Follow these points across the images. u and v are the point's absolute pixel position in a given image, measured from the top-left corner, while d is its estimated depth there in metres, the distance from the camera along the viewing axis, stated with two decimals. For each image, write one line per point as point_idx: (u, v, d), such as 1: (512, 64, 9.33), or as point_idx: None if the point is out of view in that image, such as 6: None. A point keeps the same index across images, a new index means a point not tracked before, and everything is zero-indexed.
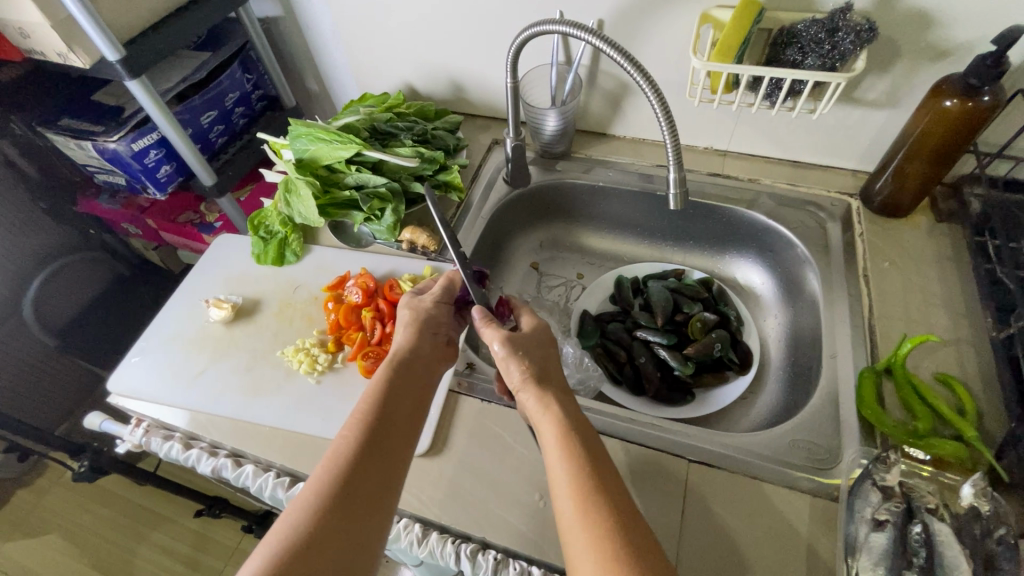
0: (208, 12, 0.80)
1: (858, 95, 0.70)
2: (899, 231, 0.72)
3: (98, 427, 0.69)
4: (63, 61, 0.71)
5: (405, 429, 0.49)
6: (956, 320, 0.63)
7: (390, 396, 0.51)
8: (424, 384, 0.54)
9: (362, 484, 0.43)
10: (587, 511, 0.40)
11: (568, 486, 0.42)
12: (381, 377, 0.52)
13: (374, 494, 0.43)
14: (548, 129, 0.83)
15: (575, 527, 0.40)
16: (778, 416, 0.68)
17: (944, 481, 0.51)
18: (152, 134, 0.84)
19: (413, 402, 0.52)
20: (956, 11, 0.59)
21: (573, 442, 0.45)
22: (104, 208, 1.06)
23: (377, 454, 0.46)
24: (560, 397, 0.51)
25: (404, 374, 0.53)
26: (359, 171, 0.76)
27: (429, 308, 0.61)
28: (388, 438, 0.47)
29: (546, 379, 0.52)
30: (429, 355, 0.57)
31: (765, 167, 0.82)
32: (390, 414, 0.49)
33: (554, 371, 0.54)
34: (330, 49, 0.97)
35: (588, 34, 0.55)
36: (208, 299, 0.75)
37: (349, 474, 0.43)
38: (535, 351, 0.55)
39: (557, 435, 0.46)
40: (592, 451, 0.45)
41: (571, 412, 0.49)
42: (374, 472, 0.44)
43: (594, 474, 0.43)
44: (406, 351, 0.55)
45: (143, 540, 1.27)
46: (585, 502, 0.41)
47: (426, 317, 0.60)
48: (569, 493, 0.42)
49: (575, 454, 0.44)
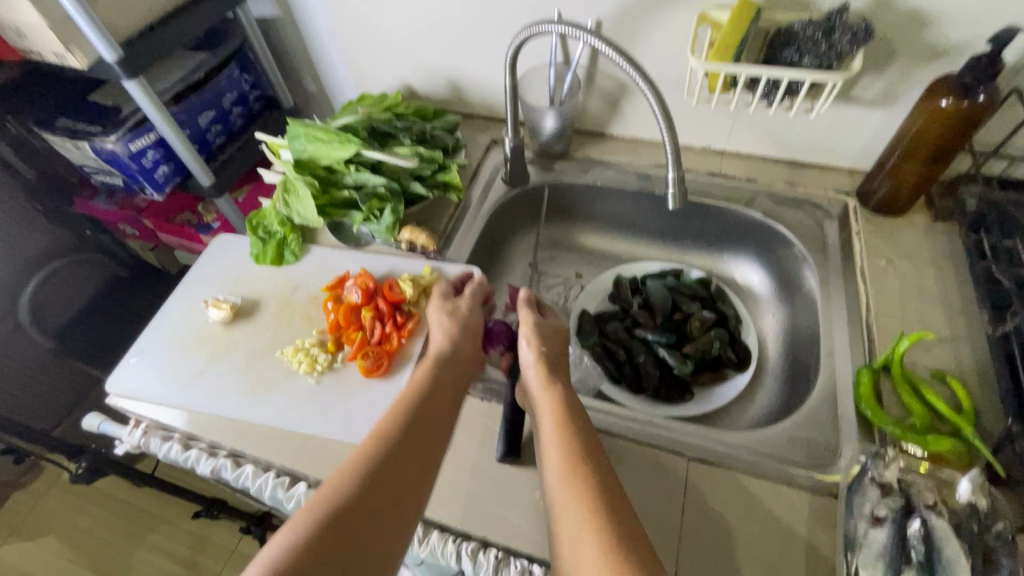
0: (206, 12, 0.80)
1: (855, 94, 0.70)
2: (896, 229, 0.72)
3: (97, 428, 0.68)
4: (61, 61, 0.70)
5: (439, 427, 0.49)
6: (953, 318, 0.63)
7: (424, 396, 0.51)
8: (461, 385, 0.55)
9: (393, 478, 0.44)
10: (575, 476, 0.42)
11: (560, 458, 0.44)
12: (418, 377, 0.53)
13: (403, 486, 0.44)
14: (546, 129, 0.83)
15: (562, 495, 0.41)
16: (777, 414, 0.68)
17: (940, 476, 0.50)
18: (149, 134, 0.84)
19: (446, 401, 0.52)
20: (951, 10, 0.60)
21: (569, 424, 0.47)
22: (100, 209, 1.06)
23: (409, 448, 0.46)
24: (563, 383, 0.53)
25: (439, 374, 0.54)
26: (357, 170, 0.75)
27: (465, 315, 0.62)
28: (420, 434, 0.48)
29: (554, 365, 0.55)
30: (467, 358, 0.58)
31: (763, 166, 0.83)
32: (422, 411, 0.49)
33: (563, 364, 0.57)
34: (327, 48, 0.97)
35: (587, 34, 0.55)
36: (207, 300, 0.75)
37: (379, 465, 0.44)
38: (552, 343, 0.58)
39: (556, 414, 0.48)
40: (586, 432, 0.47)
41: (571, 398, 0.51)
42: (402, 466, 0.45)
43: (586, 452, 0.44)
44: (445, 352, 0.57)
45: (141, 542, 1.27)
46: (576, 470, 0.43)
47: (463, 323, 0.61)
48: (560, 463, 0.44)
49: (572, 433, 0.46)
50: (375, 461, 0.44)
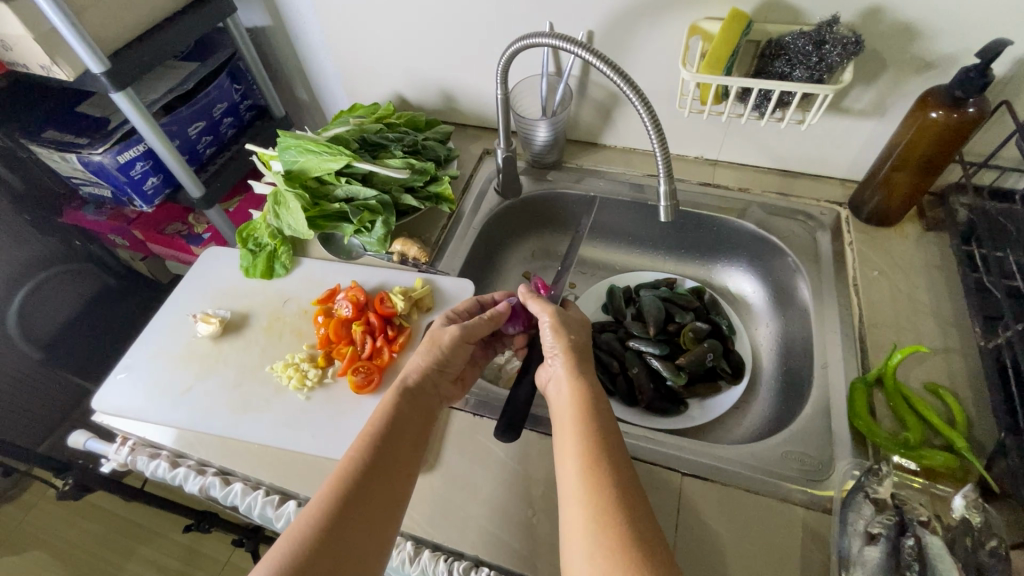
0: (195, 23, 0.80)
1: (846, 105, 0.70)
2: (888, 240, 0.72)
3: (82, 446, 0.67)
4: (47, 74, 0.70)
5: (410, 451, 0.50)
6: (945, 329, 0.63)
7: (395, 420, 0.51)
8: (425, 415, 0.54)
9: (368, 502, 0.44)
10: (586, 457, 0.43)
11: (574, 442, 0.44)
12: (388, 404, 0.52)
13: (378, 511, 0.44)
14: (539, 140, 0.83)
15: (575, 478, 0.42)
16: (772, 426, 0.67)
17: (935, 492, 0.51)
18: (138, 146, 0.83)
19: (416, 427, 0.52)
20: (940, 24, 0.60)
21: (584, 410, 0.47)
22: (90, 220, 1.05)
23: (383, 472, 0.47)
24: (586, 368, 0.52)
25: (411, 399, 0.54)
26: (349, 183, 0.75)
27: (447, 347, 0.57)
28: (394, 460, 0.48)
29: (578, 350, 0.54)
30: (434, 389, 0.56)
31: (755, 176, 0.83)
32: (396, 436, 0.50)
33: (589, 353, 0.56)
34: (319, 58, 0.97)
35: (578, 47, 0.55)
36: (196, 314, 0.74)
37: (353, 490, 0.44)
38: (580, 331, 0.57)
39: (572, 400, 0.49)
40: (604, 423, 0.46)
41: (592, 381, 0.51)
42: (380, 480, 0.46)
43: (598, 437, 0.44)
44: (413, 381, 0.55)
45: (131, 556, 1.25)
46: (588, 453, 0.43)
47: (442, 354, 0.57)
48: (575, 447, 0.44)
49: (585, 417, 0.46)
50: (351, 486, 0.45)
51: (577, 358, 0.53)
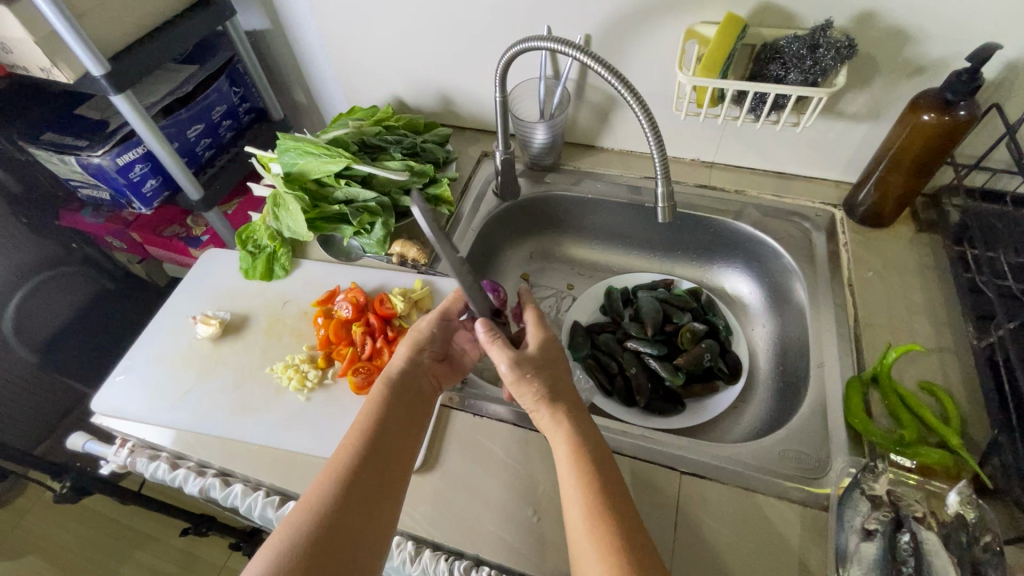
0: (195, 26, 0.80)
1: (840, 108, 0.72)
2: (882, 241, 0.73)
3: (81, 448, 0.67)
4: (47, 76, 0.70)
5: (403, 450, 0.50)
6: (939, 328, 0.64)
7: (386, 418, 0.51)
8: (415, 410, 0.54)
9: (364, 500, 0.44)
10: (598, 535, 0.42)
11: (583, 515, 0.43)
12: (376, 402, 0.52)
13: (374, 510, 0.45)
14: (537, 143, 0.84)
15: (590, 555, 0.41)
16: (769, 426, 0.68)
17: (930, 488, 0.51)
18: (137, 148, 0.83)
19: (406, 425, 0.52)
20: (932, 28, 0.61)
21: (590, 474, 0.46)
22: (87, 222, 1.05)
23: (378, 471, 0.47)
24: (573, 417, 0.51)
25: (399, 396, 0.54)
26: (348, 185, 0.76)
27: (426, 328, 0.60)
28: (388, 460, 0.48)
29: (556, 397, 0.52)
30: (422, 380, 0.57)
31: (751, 178, 0.84)
32: (389, 434, 0.50)
33: (574, 395, 0.53)
34: (318, 61, 0.97)
35: (575, 51, 0.56)
36: (195, 316, 0.74)
37: (349, 489, 0.44)
38: (557, 371, 0.54)
39: (574, 462, 0.47)
40: (606, 471, 0.47)
41: (592, 438, 0.49)
42: (376, 479, 0.46)
43: (609, 506, 0.44)
44: (399, 372, 0.56)
45: (127, 560, 1.24)
46: (596, 526, 0.42)
47: (424, 337, 0.59)
48: (582, 518, 0.43)
49: (591, 484, 0.45)
50: (346, 485, 0.45)
51: (561, 410, 0.51)
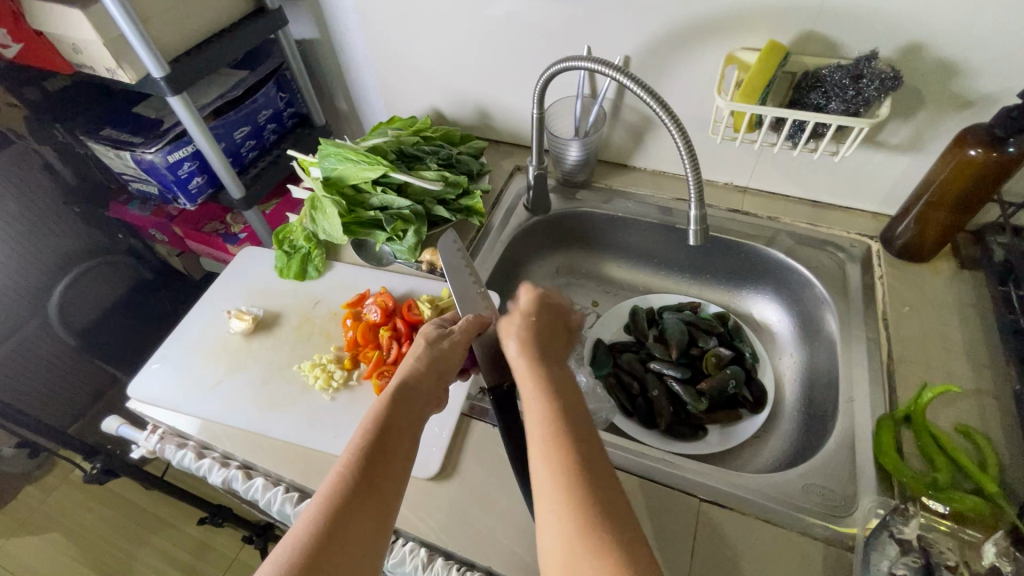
0: (250, 34, 0.84)
1: (881, 139, 0.70)
2: (921, 276, 0.71)
3: (115, 431, 0.70)
4: (111, 76, 0.74)
5: (400, 457, 0.45)
6: (978, 370, 0.62)
7: (388, 425, 0.47)
8: (417, 422, 0.49)
9: (354, 518, 0.40)
10: (556, 461, 0.40)
11: (541, 446, 0.42)
12: (374, 414, 0.47)
13: (369, 527, 0.40)
14: (569, 159, 0.85)
15: (545, 487, 0.39)
16: (794, 458, 0.66)
17: (963, 537, 0.48)
18: (187, 147, 0.87)
19: (408, 438, 0.47)
20: (980, 63, 0.60)
21: (555, 413, 0.44)
22: (134, 215, 1.10)
23: (379, 467, 0.43)
24: (548, 362, 0.50)
25: (403, 404, 0.49)
26: (384, 192, 0.78)
27: (446, 346, 0.55)
28: (388, 463, 0.44)
29: (534, 344, 0.51)
30: (430, 391, 0.52)
31: (786, 206, 0.82)
32: (388, 444, 0.45)
33: (553, 349, 0.52)
34: (361, 70, 1.00)
35: (614, 71, 0.57)
36: (230, 311, 0.76)
37: (344, 509, 0.40)
38: (550, 328, 0.55)
39: (538, 403, 0.45)
40: (573, 407, 0.45)
41: (564, 381, 0.48)
42: (375, 480, 0.42)
43: (572, 442, 0.42)
44: (408, 381, 0.51)
45: (144, 545, 1.27)
46: (556, 458, 0.40)
47: (439, 353, 0.55)
48: (542, 450, 0.42)
49: (555, 416, 0.44)
50: (346, 486, 0.41)
51: (543, 361, 0.50)
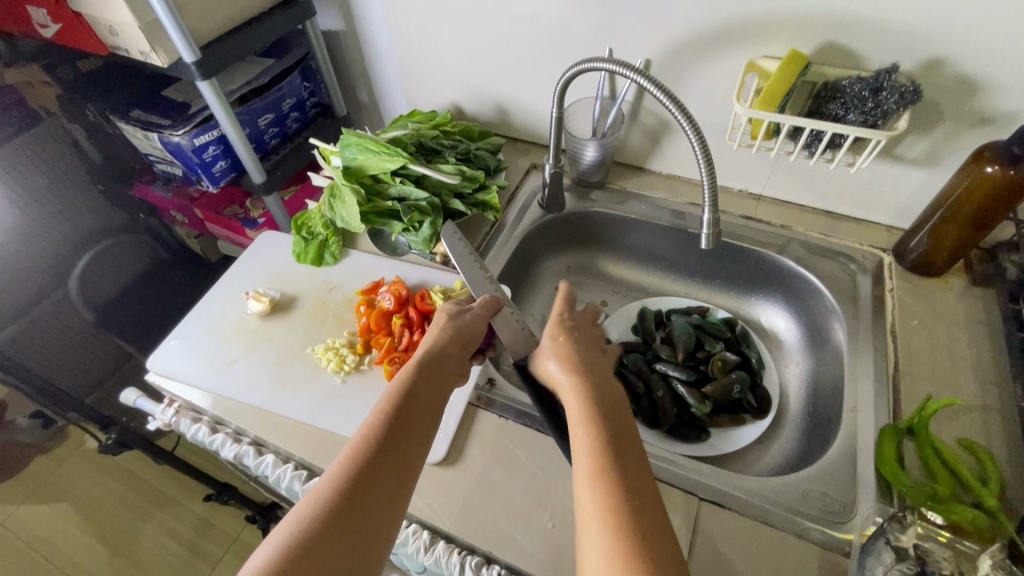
0: (279, 24, 0.86)
1: (898, 152, 0.71)
2: (932, 291, 0.71)
3: (132, 403, 0.72)
4: (144, 59, 0.76)
5: (423, 426, 0.47)
6: (984, 386, 0.62)
7: (413, 394, 0.48)
8: (440, 394, 0.51)
9: (378, 483, 0.41)
10: (595, 451, 0.42)
11: (582, 439, 0.44)
12: (401, 383, 0.49)
13: (392, 488, 0.42)
14: (586, 159, 0.86)
15: (582, 472, 0.41)
16: (795, 465, 0.67)
17: (960, 548, 0.48)
18: (213, 131, 0.89)
19: (431, 409, 0.48)
20: (1001, 81, 0.60)
21: (595, 410, 0.46)
22: (157, 195, 1.13)
23: (403, 432, 0.45)
24: (592, 366, 0.51)
25: (427, 376, 0.51)
26: (402, 183, 0.79)
27: (468, 321, 0.58)
28: (411, 429, 0.46)
29: (579, 353, 0.53)
30: (453, 364, 0.54)
31: (799, 214, 0.83)
32: (411, 411, 0.47)
33: (598, 357, 0.54)
34: (384, 63, 1.02)
35: (634, 74, 0.58)
36: (247, 292, 0.78)
37: (369, 466, 0.42)
38: (594, 345, 0.55)
39: (583, 422, 0.45)
40: (613, 407, 0.47)
41: (608, 399, 0.48)
42: (398, 445, 0.44)
43: (609, 437, 0.43)
44: (433, 354, 0.53)
45: (149, 519, 1.30)
46: (596, 448, 0.42)
47: (462, 326, 0.57)
48: (583, 441, 0.43)
49: (596, 412, 0.46)
50: (372, 447, 0.43)
51: (585, 365, 0.51)
